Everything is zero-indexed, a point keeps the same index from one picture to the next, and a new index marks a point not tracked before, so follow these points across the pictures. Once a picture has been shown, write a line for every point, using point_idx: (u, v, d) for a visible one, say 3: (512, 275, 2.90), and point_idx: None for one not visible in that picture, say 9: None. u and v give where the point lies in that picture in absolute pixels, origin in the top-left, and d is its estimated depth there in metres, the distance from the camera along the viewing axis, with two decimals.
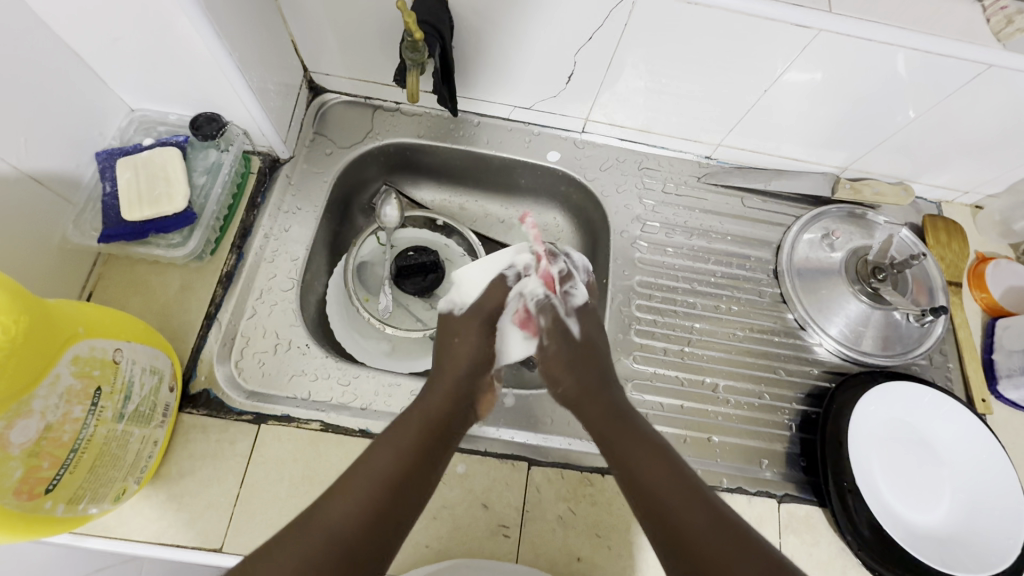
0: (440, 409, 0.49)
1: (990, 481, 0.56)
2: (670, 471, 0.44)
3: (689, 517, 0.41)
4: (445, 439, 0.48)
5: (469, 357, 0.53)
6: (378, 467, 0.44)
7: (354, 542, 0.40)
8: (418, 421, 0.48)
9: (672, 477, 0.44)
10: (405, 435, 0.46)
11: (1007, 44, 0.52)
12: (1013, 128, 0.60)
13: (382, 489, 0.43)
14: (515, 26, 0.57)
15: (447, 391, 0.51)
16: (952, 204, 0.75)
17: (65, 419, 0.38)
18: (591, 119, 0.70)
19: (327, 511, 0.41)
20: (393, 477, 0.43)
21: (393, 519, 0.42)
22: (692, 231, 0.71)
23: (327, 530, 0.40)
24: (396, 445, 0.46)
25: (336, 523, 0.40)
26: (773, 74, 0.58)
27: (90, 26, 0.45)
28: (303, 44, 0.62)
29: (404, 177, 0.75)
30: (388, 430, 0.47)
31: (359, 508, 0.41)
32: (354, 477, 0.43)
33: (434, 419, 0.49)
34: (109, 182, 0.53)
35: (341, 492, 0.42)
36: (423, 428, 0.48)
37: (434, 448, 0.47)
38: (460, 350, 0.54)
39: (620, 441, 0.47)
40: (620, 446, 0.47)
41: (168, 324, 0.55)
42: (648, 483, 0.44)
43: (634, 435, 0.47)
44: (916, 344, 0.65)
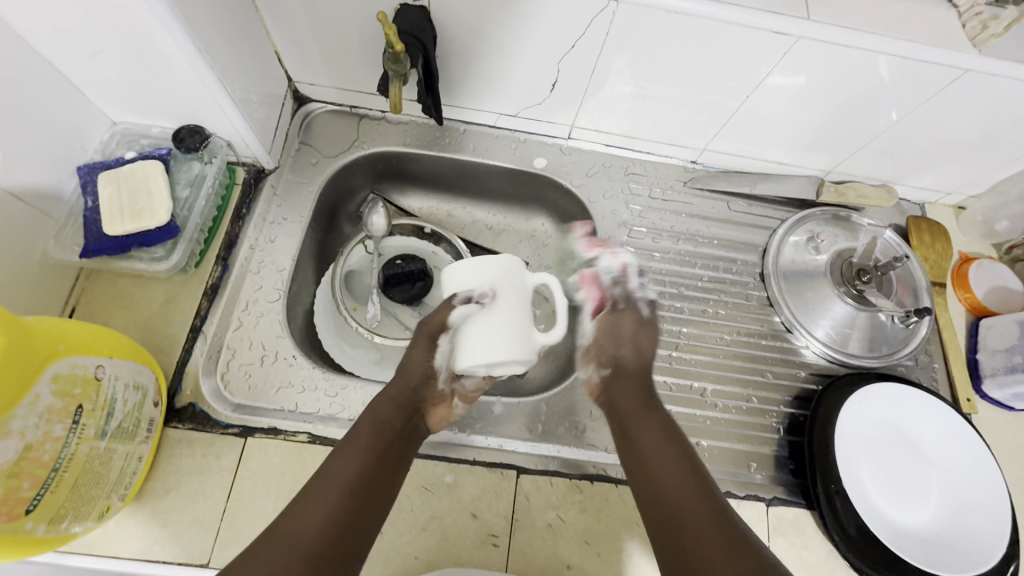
0: (390, 419, 0.49)
1: (975, 481, 0.57)
2: (685, 471, 0.45)
3: (692, 510, 0.42)
4: (399, 446, 0.49)
5: (417, 372, 0.51)
6: (336, 475, 0.44)
7: (318, 550, 0.40)
8: (370, 429, 0.48)
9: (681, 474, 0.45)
10: (361, 444, 0.47)
11: (982, 49, 0.53)
12: (992, 130, 0.61)
13: (338, 495, 0.43)
14: (498, 35, 0.57)
15: (396, 400, 0.50)
16: (935, 205, 0.75)
17: (45, 439, 0.37)
18: (577, 125, 0.70)
19: (291, 524, 0.41)
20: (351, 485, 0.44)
21: (354, 525, 0.43)
22: (679, 235, 0.71)
23: (291, 541, 0.40)
24: (353, 453, 0.46)
25: (301, 533, 0.41)
26: (756, 79, 0.58)
27: (71, 41, 0.45)
28: (287, 55, 0.62)
29: (391, 186, 0.75)
30: (345, 439, 0.48)
31: (320, 521, 0.42)
32: (315, 486, 0.44)
33: (384, 427, 0.49)
34: (90, 197, 0.53)
35: (304, 501, 0.43)
36: (376, 436, 0.48)
37: (388, 455, 0.47)
38: (410, 363, 0.52)
39: (636, 432, 0.49)
40: (638, 433, 0.49)
41: (152, 339, 0.55)
42: (658, 477, 0.45)
43: (654, 428, 0.48)
44: (902, 345, 0.66)
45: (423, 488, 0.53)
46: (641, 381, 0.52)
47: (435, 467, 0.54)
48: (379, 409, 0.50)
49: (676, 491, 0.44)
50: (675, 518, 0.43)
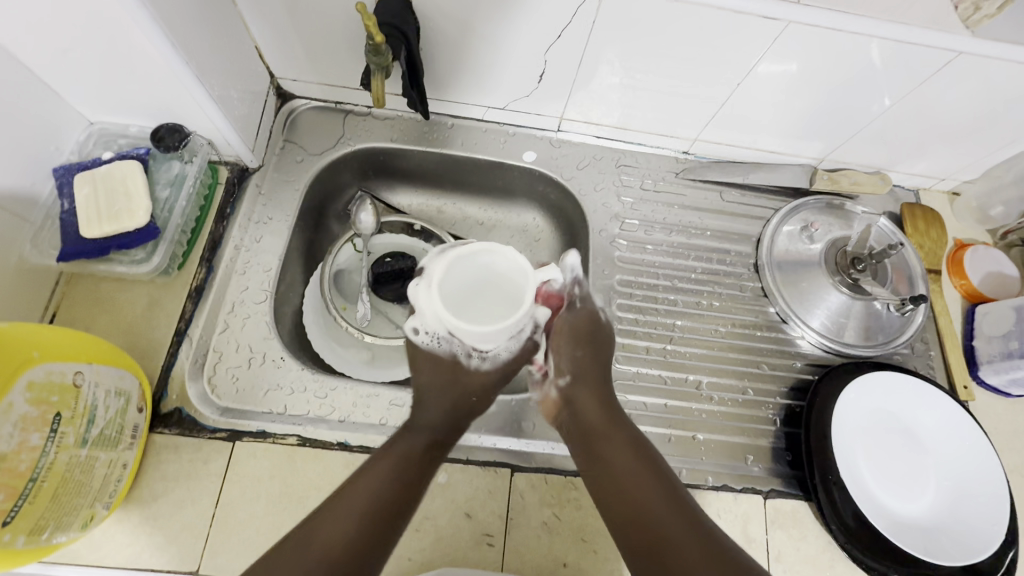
0: (440, 430, 0.49)
1: (974, 469, 0.57)
2: (646, 475, 0.45)
3: (660, 514, 0.43)
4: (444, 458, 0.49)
5: (477, 382, 0.51)
6: (390, 483, 0.44)
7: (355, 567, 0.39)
8: (427, 440, 0.48)
9: (647, 477, 0.45)
10: (413, 455, 0.46)
11: (975, 31, 0.51)
12: (986, 113, 0.60)
13: (390, 509, 0.43)
14: (483, 25, 0.56)
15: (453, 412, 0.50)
16: (930, 191, 0.75)
17: (21, 448, 0.36)
18: (566, 118, 0.69)
19: (327, 532, 0.40)
20: (394, 496, 0.43)
21: (391, 538, 0.42)
22: (672, 227, 0.70)
23: (332, 552, 0.39)
24: (410, 462, 0.46)
25: (341, 548, 0.39)
26: (747, 66, 0.57)
27: (40, 40, 0.44)
28: (268, 50, 0.61)
29: (379, 183, 0.74)
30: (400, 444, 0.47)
31: (359, 531, 0.41)
32: (354, 491, 0.43)
33: (439, 442, 0.48)
34: (67, 199, 0.52)
35: (347, 511, 0.41)
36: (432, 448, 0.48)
37: (433, 470, 0.47)
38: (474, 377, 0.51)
39: (598, 441, 0.48)
40: (607, 449, 0.47)
41: (136, 343, 0.54)
42: (625, 486, 0.45)
43: (620, 445, 0.47)
44: (898, 333, 0.65)
45: None
46: (601, 386, 0.52)
47: None
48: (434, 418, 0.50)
49: (648, 495, 0.44)
50: (648, 524, 0.42)
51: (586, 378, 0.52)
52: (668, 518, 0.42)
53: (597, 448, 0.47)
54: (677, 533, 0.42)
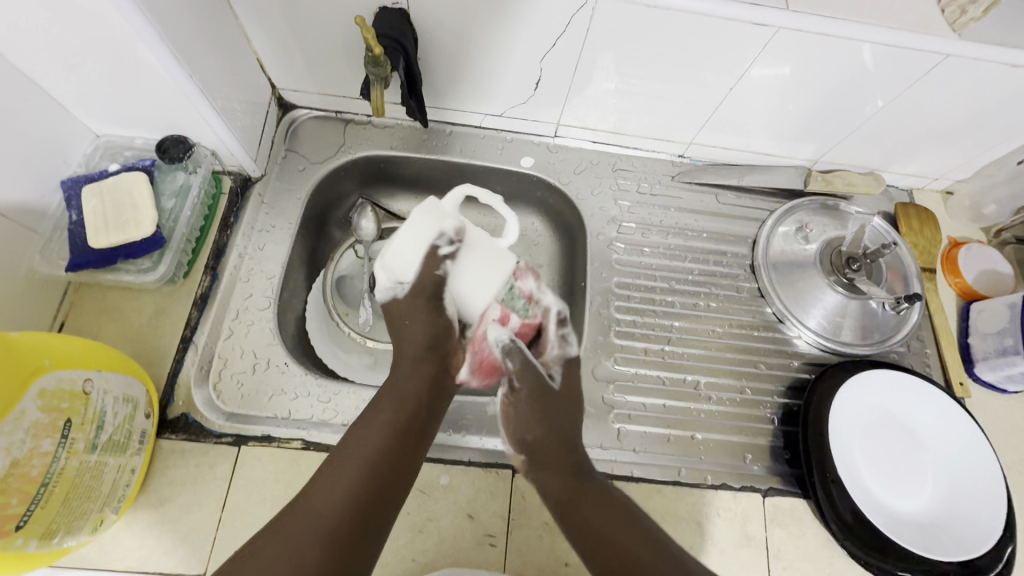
0: (409, 390, 0.50)
1: (970, 465, 0.57)
2: (609, 502, 0.47)
3: (615, 529, 0.45)
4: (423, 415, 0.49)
5: (424, 334, 0.52)
6: (359, 449, 0.45)
7: (344, 528, 0.41)
8: (392, 401, 0.49)
9: (608, 502, 0.47)
10: (382, 417, 0.48)
11: (962, 33, 0.53)
12: (977, 114, 0.61)
13: (363, 469, 0.44)
14: (480, 34, 0.57)
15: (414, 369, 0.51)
16: (923, 191, 0.75)
17: (33, 454, 0.37)
18: (563, 123, 0.70)
19: (316, 503, 0.42)
20: (374, 459, 0.45)
21: (378, 499, 0.43)
22: (668, 230, 0.71)
23: (315, 520, 0.40)
24: (375, 426, 0.47)
25: (323, 516, 0.41)
26: (739, 71, 0.58)
27: (49, 56, 0.45)
28: (270, 62, 0.62)
29: (379, 190, 0.74)
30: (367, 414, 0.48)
31: (344, 496, 0.42)
32: (336, 463, 0.44)
33: (406, 400, 0.49)
34: (75, 211, 0.53)
35: (325, 483, 0.43)
36: (399, 407, 0.48)
37: (411, 427, 0.48)
38: (416, 329, 0.52)
39: (564, 474, 0.50)
40: (578, 500, 0.48)
41: (143, 351, 0.55)
42: (582, 507, 0.47)
43: (598, 488, 0.49)
44: (894, 332, 0.66)
45: (419, 491, 0.53)
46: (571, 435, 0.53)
47: (430, 469, 0.54)
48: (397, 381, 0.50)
49: (619, 535, 0.44)
50: (608, 541, 0.44)
51: (557, 412, 0.54)
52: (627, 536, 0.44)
53: (574, 479, 0.49)
54: (635, 548, 0.43)
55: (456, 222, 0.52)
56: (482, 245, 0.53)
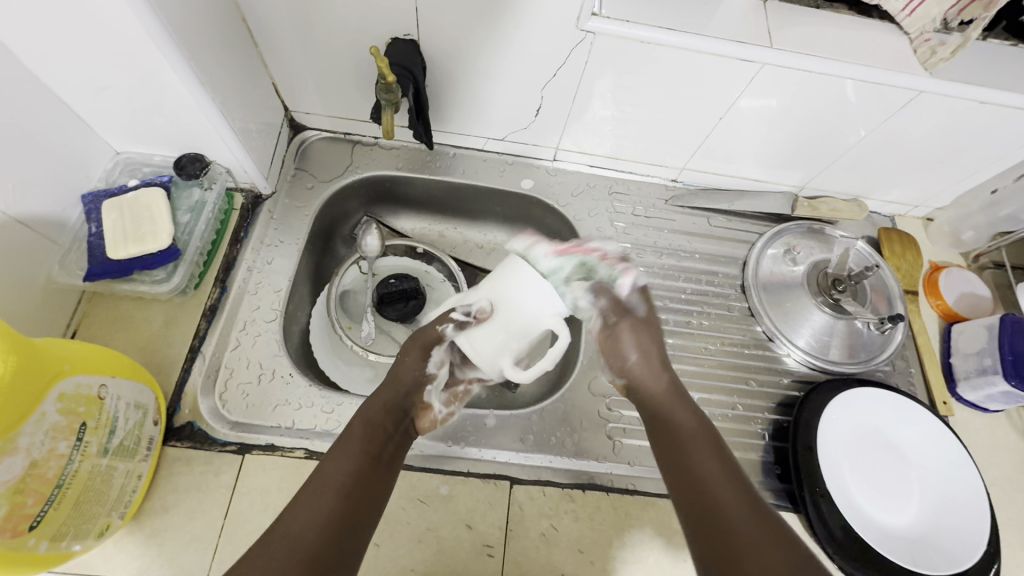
0: (381, 419, 0.50)
1: (954, 480, 0.59)
2: (700, 457, 0.47)
3: (731, 516, 0.43)
4: (393, 446, 0.50)
5: (407, 377, 0.53)
6: (335, 473, 0.46)
7: (321, 548, 0.41)
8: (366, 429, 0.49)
9: (740, 495, 0.44)
10: (353, 446, 0.48)
11: (933, 72, 0.57)
12: (952, 145, 0.64)
13: (340, 493, 0.45)
14: (485, 64, 0.60)
15: (386, 403, 0.51)
16: (905, 217, 0.79)
17: (50, 455, 0.39)
18: (562, 148, 0.73)
19: (296, 523, 0.42)
20: (350, 484, 0.46)
21: (353, 523, 0.44)
22: (662, 251, 0.74)
23: (293, 538, 0.41)
24: (350, 452, 0.48)
25: (304, 537, 0.41)
26: (729, 102, 0.62)
27: (79, 75, 0.48)
28: (284, 86, 0.65)
29: (384, 208, 0.77)
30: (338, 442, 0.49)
31: (321, 517, 0.43)
32: (315, 487, 0.45)
33: (378, 427, 0.50)
34: (95, 224, 0.55)
35: (303, 504, 0.43)
36: (373, 434, 0.49)
37: (383, 458, 0.49)
38: (401, 369, 0.54)
39: (685, 448, 0.48)
40: (688, 449, 0.48)
41: (152, 360, 0.56)
42: (704, 486, 0.45)
43: (687, 439, 0.49)
44: (879, 351, 0.68)
45: (418, 500, 0.54)
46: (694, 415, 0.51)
47: (429, 480, 0.55)
48: (370, 410, 0.51)
49: (719, 491, 0.45)
50: (727, 538, 0.42)
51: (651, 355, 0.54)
52: (747, 529, 0.42)
53: (688, 457, 0.48)
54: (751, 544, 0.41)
55: (488, 301, 0.49)
56: (493, 330, 0.49)
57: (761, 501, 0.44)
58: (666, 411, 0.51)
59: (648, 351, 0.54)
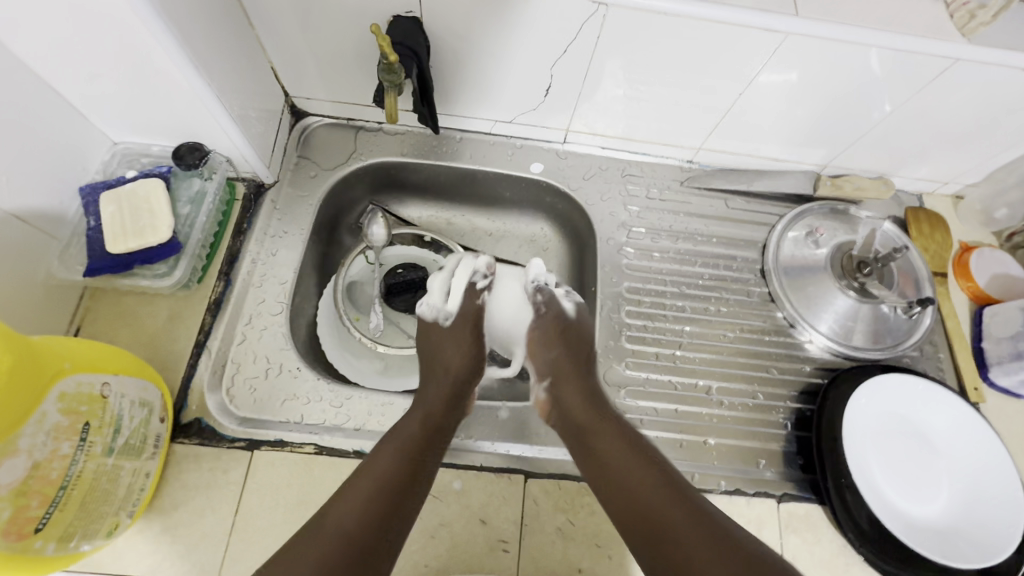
0: (437, 412, 0.52)
1: (987, 469, 0.57)
2: (620, 438, 0.50)
3: (643, 493, 0.46)
4: (441, 441, 0.51)
5: (457, 363, 0.56)
6: (376, 470, 0.46)
7: (366, 543, 0.43)
8: (419, 427, 0.50)
9: (637, 471, 0.47)
10: (390, 451, 0.48)
11: (971, 38, 0.53)
12: (987, 118, 0.61)
13: (383, 488, 0.45)
14: (491, 43, 0.58)
15: (443, 395, 0.54)
16: (933, 195, 0.75)
17: (53, 456, 0.38)
18: (572, 129, 0.71)
19: (337, 519, 0.43)
20: (395, 481, 0.46)
21: (392, 522, 0.44)
22: (678, 235, 0.71)
23: (341, 536, 0.42)
24: (397, 448, 0.48)
25: (346, 527, 0.43)
26: (748, 77, 0.59)
27: (69, 63, 0.46)
28: (283, 70, 0.63)
29: (390, 196, 0.75)
30: (383, 440, 0.49)
31: (367, 514, 0.44)
32: (362, 482, 0.45)
33: (429, 423, 0.51)
34: (93, 217, 0.54)
35: (347, 494, 0.45)
36: (422, 429, 0.50)
37: (433, 446, 0.50)
38: (452, 354, 0.57)
39: (592, 433, 0.51)
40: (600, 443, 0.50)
41: (157, 356, 0.55)
42: (616, 473, 0.48)
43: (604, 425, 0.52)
44: (906, 336, 0.66)
45: (431, 496, 0.52)
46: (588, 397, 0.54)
47: (441, 475, 0.53)
48: (427, 403, 0.53)
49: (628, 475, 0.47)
50: (643, 514, 0.45)
51: (567, 367, 0.56)
52: (659, 501, 0.45)
53: (591, 444, 0.50)
54: (672, 516, 0.44)
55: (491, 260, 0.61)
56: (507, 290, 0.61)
57: (636, 440, 0.50)
58: (567, 418, 0.53)
59: (569, 367, 0.56)
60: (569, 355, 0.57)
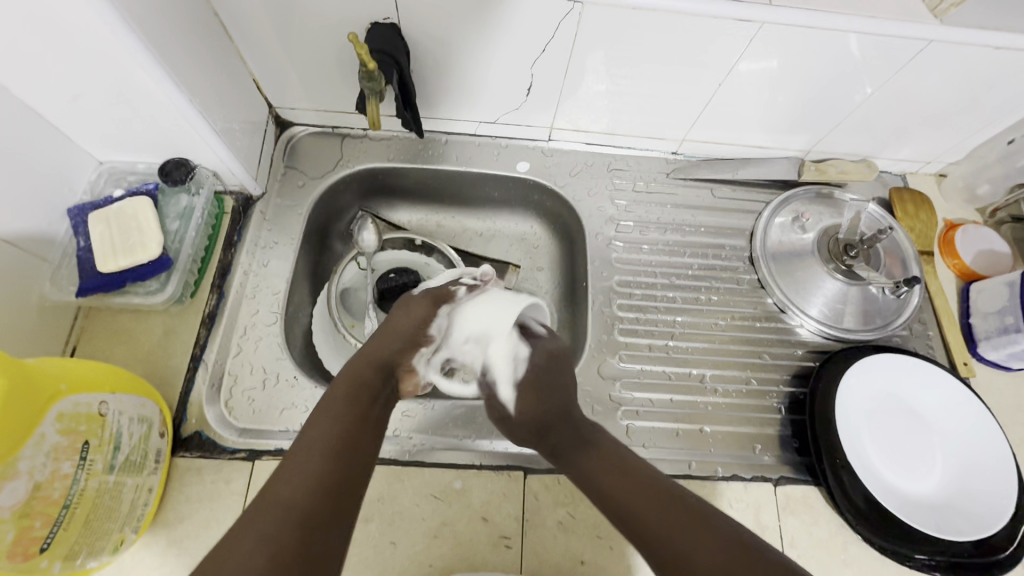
0: (366, 376, 0.47)
1: (979, 442, 0.57)
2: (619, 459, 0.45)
3: (655, 520, 0.38)
4: (376, 411, 0.46)
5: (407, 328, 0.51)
6: (313, 441, 0.40)
7: (317, 510, 0.36)
8: (349, 394, 0.45)
9: (647, 489, 0.41)
10: (327, 422, 0.42)
11: (943, 19, 0.54)
12: (966, 96, 0.61)
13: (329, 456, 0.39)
14: (471, 44, 0.58)
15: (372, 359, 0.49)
16: (916, 175, 0.76)
17: (54, 476, 0.38)
18: (556, 127, 0.71)
19: (278, 489, 0.36)
20: (333, 445, 0.40)
21: (344, 491, 0.38)
22: (666, 226, 0.72)
23: (281, 507, 0.35)
24: (333, 418, 0.43)
25: (283, 498, 0.36)
26: (727, 66, 0.59)
27: (51, 87, 0.46)
28: (265, 81, 0.63)
29: (379, 202, 0.75)
30: (321, 407, 0.44)
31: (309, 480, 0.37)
32: (299, 450, 0.40)
33: (361, 389, 0.46)
34: (82, 238, 0.54)
35: (288, 464, 0.38)
36: (352, 396, 0.45)
37: (370, 412, 0.45)
38: (398, 321, 0.52)
39: (588, 461, 0.45)
40: (595, 465, 0.45)
41: (154, 371, 0.56)
42: (613, 495, 0.42)
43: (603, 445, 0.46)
44: (896, 315, 0.66)
45: (432, 497, 0.53)
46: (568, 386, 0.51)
47: (441, 475, 0.54)
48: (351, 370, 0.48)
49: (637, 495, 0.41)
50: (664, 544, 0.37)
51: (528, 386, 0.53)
52: (674, 519, 0.38)
53: (585, 465, 0.45)
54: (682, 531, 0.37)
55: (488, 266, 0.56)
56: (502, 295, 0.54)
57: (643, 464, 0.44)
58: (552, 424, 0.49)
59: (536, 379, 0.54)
60: (546, 357, 0.53)
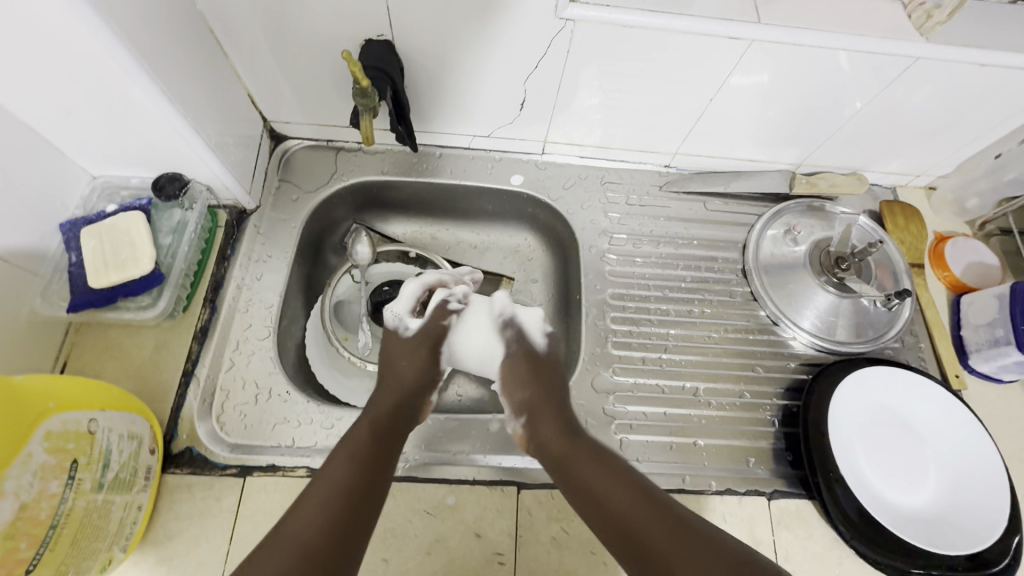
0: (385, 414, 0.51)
1: (972, 456, 0.58)
2: (604, 464, 0.48)
3: (655, 535, 0.42)
4: (393, 442, 0.49)
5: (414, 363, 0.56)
6: (329, 477, 0.44)
7: (325, 551, 0.40)
8: (371, 433, 0.48)
9: (643, 504, 0.44)
10: (341, 457, 0.46)
11: (930, 37, 0.55)
12: (952, 112, 0.62)
13: (342, 492, 0.43)
14: (464, 61, 0.58)
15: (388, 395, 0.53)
16: (906, 187, 0.77)
17: (41, 497, 0.38)
18: (550, 141, 0.72)
19: (294, 527, 0.41)
20: (349, 481, 0.44)
21: (355, 523, 0.42)
22: (659, 239, 0.72)
23: (295, 545, 0.39)
24: (349, 453, 0.46)
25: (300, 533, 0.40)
26: (718, 81, 0.60)
27: (44, 103, 0.46)
28: (260, 96, 0.64)
29: (372, 215, 0.76)
30: (339, 444, 0.47)
31: (320, 518, 0.41)
32: (314, 487, 0.43)
33: (380, 423, 0.50)
34: (75, 253, 0.54)
35: (302, 505, 0.42)
36: (372, 431, 0.49)
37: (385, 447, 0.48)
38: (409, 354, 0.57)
39: (571, 462, 0.49)
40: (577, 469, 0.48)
41: (145, 387, 0.55)
42: (612, 510, 0.44)
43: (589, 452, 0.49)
44: (888, 328, 0.67)
45: (425, 512, 0.53)
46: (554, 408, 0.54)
47: (435, 491, 0.54)
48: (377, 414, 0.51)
49: (618, 499, 0.45)
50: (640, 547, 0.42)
51: (540, 408, 0.54)
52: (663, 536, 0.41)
53: (569, 470, 0.48)
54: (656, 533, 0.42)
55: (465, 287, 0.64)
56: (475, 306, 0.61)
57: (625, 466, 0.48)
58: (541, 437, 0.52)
59: (548, 401, 0.54)
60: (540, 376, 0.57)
